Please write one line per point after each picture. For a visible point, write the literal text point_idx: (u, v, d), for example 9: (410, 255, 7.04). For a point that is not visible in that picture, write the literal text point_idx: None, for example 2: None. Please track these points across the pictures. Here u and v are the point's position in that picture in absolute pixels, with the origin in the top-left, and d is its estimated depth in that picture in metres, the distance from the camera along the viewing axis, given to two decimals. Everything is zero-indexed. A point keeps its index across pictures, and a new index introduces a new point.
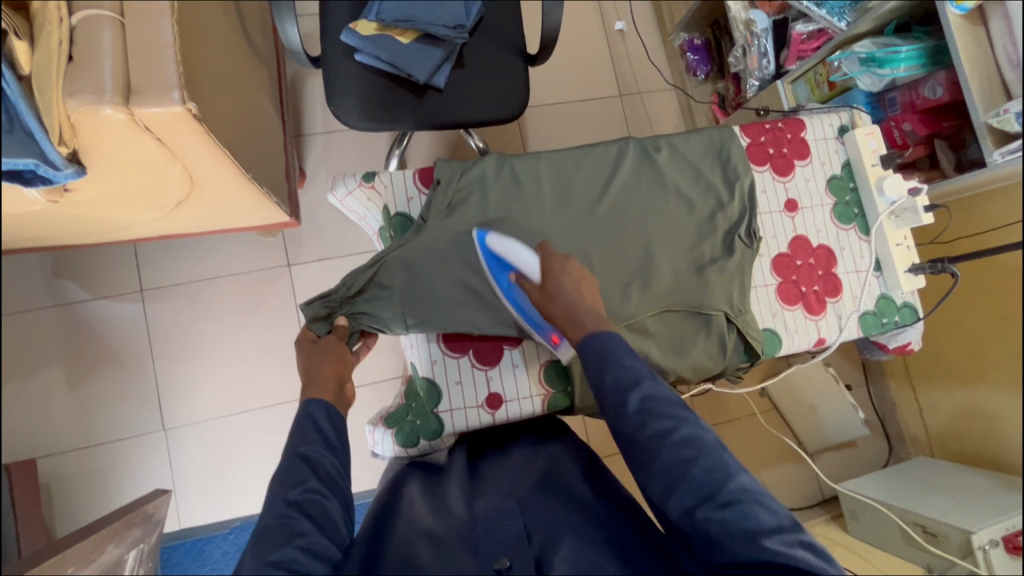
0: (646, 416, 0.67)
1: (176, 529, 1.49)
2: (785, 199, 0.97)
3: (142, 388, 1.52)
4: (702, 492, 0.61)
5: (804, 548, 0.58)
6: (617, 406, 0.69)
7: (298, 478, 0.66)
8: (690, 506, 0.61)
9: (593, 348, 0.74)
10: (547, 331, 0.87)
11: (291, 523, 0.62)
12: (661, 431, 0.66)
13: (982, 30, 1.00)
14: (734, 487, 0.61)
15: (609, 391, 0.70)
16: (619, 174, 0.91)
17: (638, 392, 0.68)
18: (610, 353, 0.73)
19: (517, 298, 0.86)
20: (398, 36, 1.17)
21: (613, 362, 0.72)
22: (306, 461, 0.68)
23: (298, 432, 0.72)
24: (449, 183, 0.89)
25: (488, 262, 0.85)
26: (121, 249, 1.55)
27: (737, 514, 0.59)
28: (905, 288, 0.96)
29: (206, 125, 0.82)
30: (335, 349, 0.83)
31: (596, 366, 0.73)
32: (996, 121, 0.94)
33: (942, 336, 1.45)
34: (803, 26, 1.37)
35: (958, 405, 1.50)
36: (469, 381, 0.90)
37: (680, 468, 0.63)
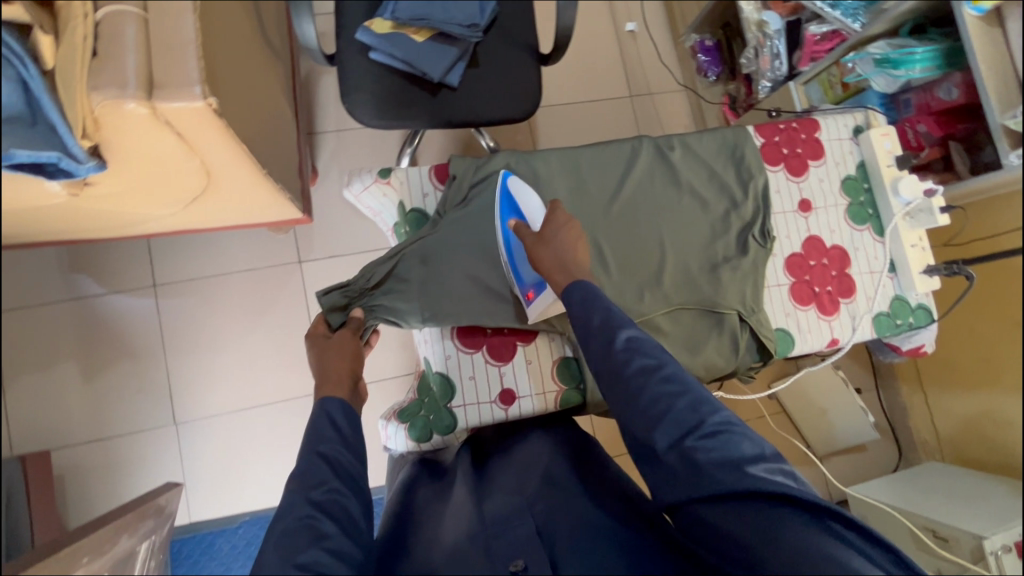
0: (631, 354, 0.69)
1: (186, 522, 1.50)
2: (799, 199, 0.97)
3: (154, 381, 1.53)
4: (688, 424, 0.63)
5: (783, 475, 0.61)
6: (603, 345, 0.71)
7: (318, 477, 0.66)
8: (677, 438, 0.63)
9: (581, 291, 0.76)
10: (526, 285, 0.87)
11: (314, 522, 0.62)
12: (645, 367, 0.68)
13: (998, 32, 1.00)
14: (717, 420, 0.64)
15: (597, 332, 0.72)
16: (633, 172, 0.91)
17: (624, 331, 0.71)
18: (597, 296, 0.76)
19: (510, 247, 0.86)
20: (413, 35, 1.18)
21: (599, 304, 0.74)
22: (325, 459, 0.69)
23: (316, 431, 0.72)
24: (464, 180, 0.90)
25: (502, 199, 0.87)
26: (135, 244, 1.56)
27: (723, 443, 0.62)
28: (920, 290, 0.95)
29: (225, 120, 0.83)
30: (349, 342, 0.84)
31: (583, 307, 0.75)
32: (1012, 122, 0.94)
33: (955, 339, 1.44)
34: (816, 28, 1.37)
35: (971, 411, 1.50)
36: (482, 377, 0.90)
37: (665, 402, 0.64)
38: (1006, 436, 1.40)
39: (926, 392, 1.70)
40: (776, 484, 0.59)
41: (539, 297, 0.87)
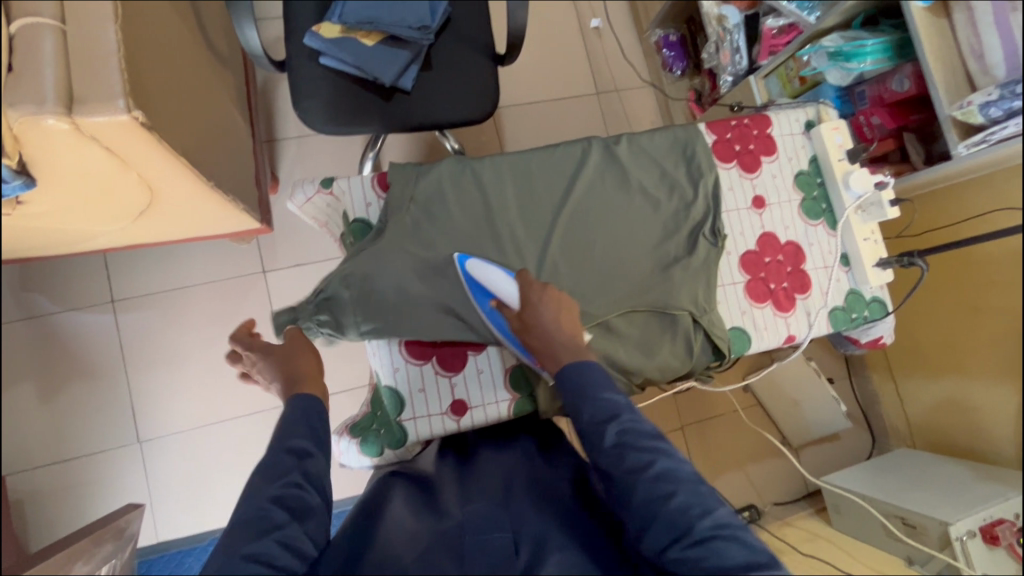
0: (623, 450, 0.67)
1: (152, 542, 1.46)
2: (753, 196, 0.97)
3: (117, 400, 1.49)
4: (677, 530, 0.61)
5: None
6: (593, 439, 0.69)
7: (283, 468, 0.65)
8: (664, 545, 0.61)
9: (572, 382, 0.73)
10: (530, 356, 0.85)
11: (268, 516, 0.61)
12: (638, 464, 0.65)
13: (945, 22, 1.00)
14: (708, 524, 0.61)
15: (586, 428, 0.70)
16: (583, 174, 0.89)
17: (615, 427, 0.68)
18: (586, 385, 0.72)
19: (500, 326, 0.85)
20: (362, 38, 1.15)
21: (591, 395, 0.71)
22: (290, 453, 0.67)
23: (286, 422, 0.70)
24: (403, 188, 0.85)
25: (469, 286, 0.84)
26: (90, 259, 1.52)
27: (712, 552, 0.59)
28: (874, 283, 0.96)
29: (157, 132, 0.80)
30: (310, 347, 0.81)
31: (576, 399, 0.72)
32: (959, 113, 0.94)
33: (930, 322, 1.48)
34: (773, 21, 1.37)
35: (949, 392, 1.50)
36: (432, 389, 0.88)
37: (654, 505, 0.63)
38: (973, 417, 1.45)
39: (896, 379, 1.72)
40: None
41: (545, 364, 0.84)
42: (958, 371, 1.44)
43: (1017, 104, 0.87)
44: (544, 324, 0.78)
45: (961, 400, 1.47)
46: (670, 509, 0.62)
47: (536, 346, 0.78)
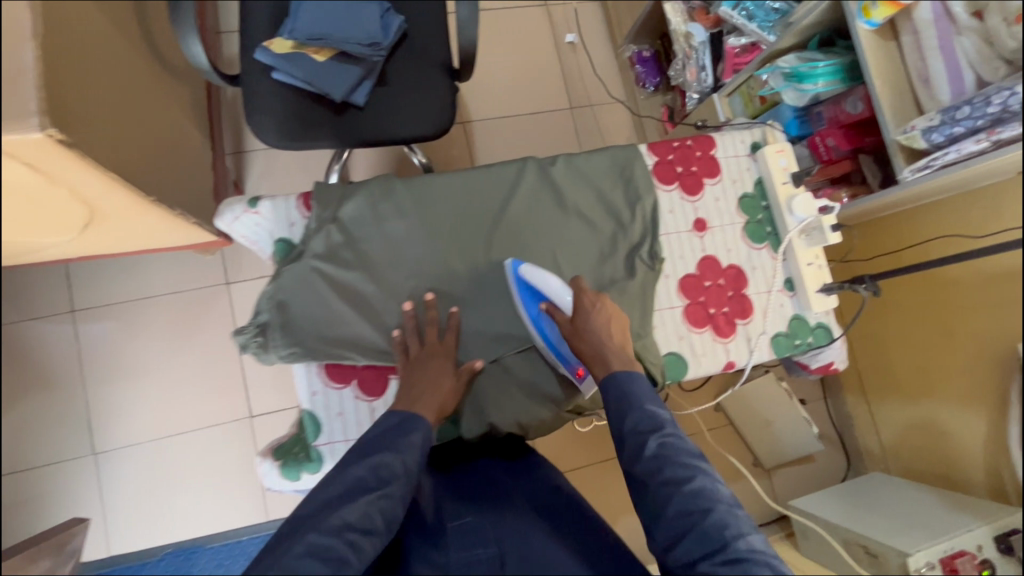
0: (662, 462, 0.67)
1: (104, 556, 1.45)
2: (693, 219, 0.95)
3: (74, 411, 1.48)
4: (710, 545, 0.62)
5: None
6: (633, 446, 0.70)
7: (386, 475, 0.67)
8: (695, 558, 0.62)
9: (616, 389, 0.75)
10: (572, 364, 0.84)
11: (368, 516, 0.63)
12: (676, 478, 0.66)
13: (893, 45, 0.99)
14: (743, 546, 0.61)
15: (626, 434, 0.71)
16: (516, 194, 0.88)
17: (656, 439, 0.69)
18: (634, 396, 0.73)
19: (546, 332, 0.84)
20: (313, 54, 1.14)
21: (636, 406, 0.72)
22: (380, 468, 0.67)
23: (388, 433, 0.72)
24: (323, 205, 0.82)
25: (521, 290, 0.84)
26: (52, 269, 1.51)
27: (746, 573, 0.59)
28: (817, 309, 0.94)
29: (80, 150, 0.79)
30: (446, 376, 0.81)
31: (618, 405, 0.74)
32: (903, 138, 0.93)
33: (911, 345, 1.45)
34: (735, 40, 1.36)
35: (927, 416, 1.46)
36: (351, 412, 0.82)
37: (688, 519, 0.63)
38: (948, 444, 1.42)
39: (869, 401, 1.69)
40: None
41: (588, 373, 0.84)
42: (940, 398, 1.40)
43: (957, 130, 0.85)
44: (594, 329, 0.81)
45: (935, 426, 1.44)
46: (708, 524, 0.62)
47: (586, 351, 0.79)
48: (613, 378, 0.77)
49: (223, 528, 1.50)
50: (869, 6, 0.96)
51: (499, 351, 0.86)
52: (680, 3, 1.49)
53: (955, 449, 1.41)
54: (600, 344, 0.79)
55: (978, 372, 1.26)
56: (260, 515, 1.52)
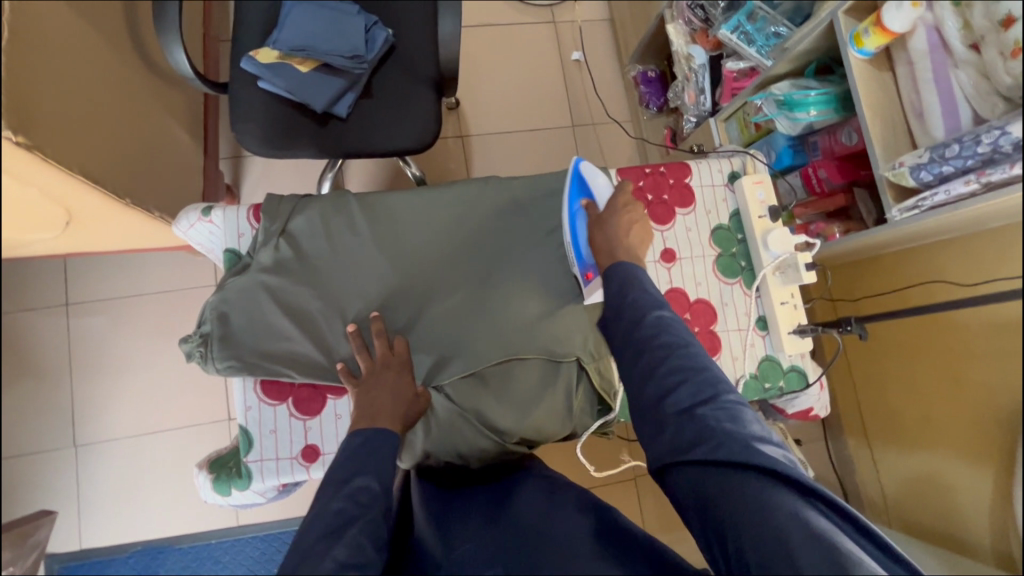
0: (660, 330, 0.73)
1: (76, 549, 1.46)
2: (662, 248, 0.92)
3: (59, 402, 1.51)
4: (702, 395, 0.66)
5: (784, 455, 0.63)
6: (633, 319, 0.74)
7: (366, 499, 0.64)
8: (689, 406, 0.66)
9: (623, 274, 0.79)
10: (586, 266, 0.86)
11: (359, 548, 0.59)
12: (672, 344, 0.71)
13: (889, 76, 0.94)
14: (730, 397, 0.66)
15: (628, 307, 0.75)
16: (472, 217, 0.88)
17: (656, 313, 0.74)
18: (637, 279, 0.79)
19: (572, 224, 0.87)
20: (297, 65, 1.16)
21: (640, 286, 0.77)
22: (357, 495, 0.63)
23: (359, 455, 0.68)
24: (275, 218, 0.83)
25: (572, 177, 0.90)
26: (51, 263, 1.56)
27: (733, 417, 0.64)
28: (789, 352, 0.89)
29: (42, 153, 0.80)
30: (405, 386, 0.79)
31: (621, 287, 0.78)
32: (892, 175, 0.87)
33: (914, 390, 1.34)
34: (734, 64, 1.31)
35: (929, 469, 1.34)
36: (284, 431, 0.82)
37: (682, 374, 0.68)
38: (948, 497, 1.30)
39: (871, 446, 1.58)
40: (780, 463, 0.61)
41: (598, 277, 0.85)
42: (946, 451, 1.26)
43: (946, 169, 0.80)
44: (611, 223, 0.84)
45: (935, 481, 1.34)
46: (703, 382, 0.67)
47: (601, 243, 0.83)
48: (618, 268, 0.81)
49: (192, 531, 1.50)
50: (860, 35, 0.91)
51: (442, 374, 0.83)
52: (683, 25, 1.44)
53: (958, 501, 1.27)
54: (613, 235, 0.83)
55: (982, 429, 1.12)
56: (230, 520, 1.52)
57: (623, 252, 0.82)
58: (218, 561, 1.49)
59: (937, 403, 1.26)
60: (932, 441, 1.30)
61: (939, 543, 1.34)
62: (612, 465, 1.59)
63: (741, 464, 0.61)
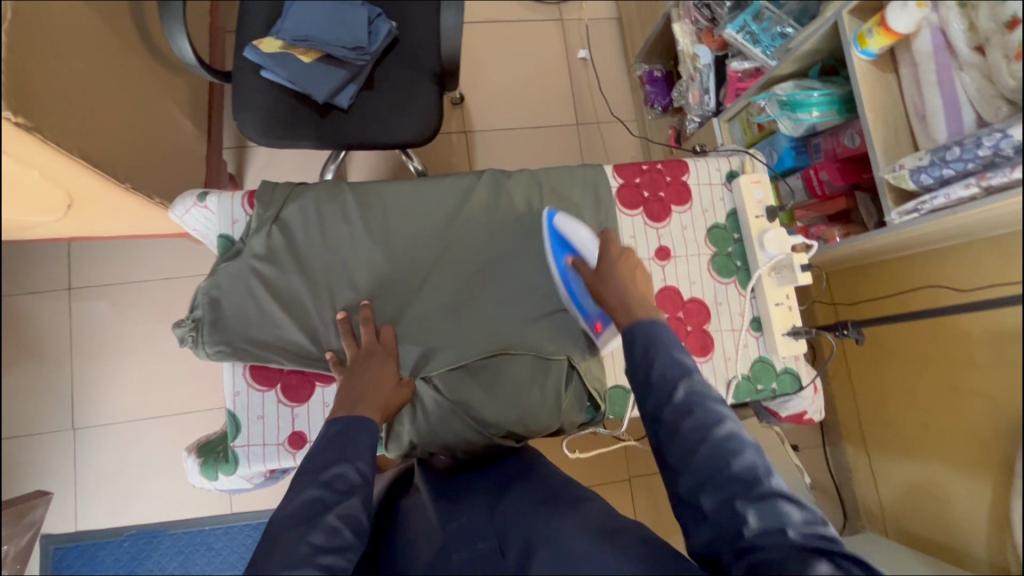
0: (691, 407, 0.68)
1: (71, 531, 1.48)
2: (656, 246, 0.92)
3: (59, 385, 1.52)
4: (739, 484, 0.63)
5: (834, 548, 0.60)
6: (658, 394, 0.70)
7: (345, 487, 0.64)
8: (726, 496, 0.63)
9: (644, 336, 0.74)
10: (593, 318, 0.85)
11: (337, 533, 0.60)
12: (704, 423, 0.67)
13: (893, 77, 0.93)
14: (771, 485, 0.63)
15: (653, 381, 0.71)
16: (465, 210, 0.87)
17: (683, 388, 0.69)
18: (663, 343, 0.73)
19: (569, 284, 0.85)
20: (300, 55, 1.16)
21: (665, 352, 0.72)
22: (336, 482, 0.64)
23: (348, 444, 0.68)
24: (269, 204, 0.83)
25: (551, 237, 0.85)
26: (54, 247, 1.57)
27: (772, 508, 0.62)
28: (782, 354, 0.88)
29: (41, 134, 0.81)
30: (390, 375, 0.79)
31: (645, 351, 0.73)
32: (891, 177, 0.86)
33: (913, 396, 1.31)
34: (738, 64, 1.30)
35: (927, 478, 1.32)
36: (272, 417, 0.82)
37: (719, 461, 0.64)
38: (946, 511, 1.28)
39: (869, 453, 1.56)
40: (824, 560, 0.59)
41: (607, 327, 0.85)
42: (943, 463, 1.24)
43: (946, 172, 0.79)
44: (616, 280, 0.81)
45: (931, 491, 1.32)
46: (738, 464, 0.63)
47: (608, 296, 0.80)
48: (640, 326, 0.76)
49: (186, 516, 1.51)
50: (864, 35, 0.90)
51: (430, 365, 0.83)
52: (688, 24, 1.44)
53: (955, 518, 1.26)
54: (622, 289, 0.80)
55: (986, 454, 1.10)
56: (223, 508, 1.53)
57: (639, 309, 0.78)
58: (210, 547, 1.50)
59: (937, 419, 1.23)
60: (930, 451, 1.29)
61: (936, 553, 1.33)
62: (605, 465, 1.58)
63: (790, 567, 0.57)
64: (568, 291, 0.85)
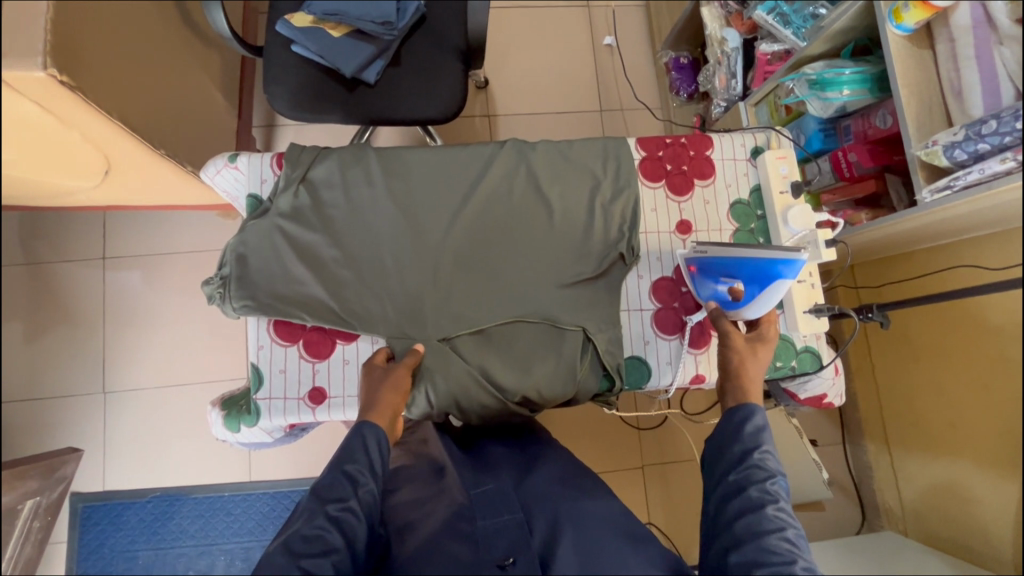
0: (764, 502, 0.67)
1: (99, 490, 1.53)
2: (678, 219, 0.93)
3: (92, 351, 1.58)
4: None
5: None
6: (748, 472, 0.70)
7: (332, 494, 0.67)
8: None
9: (757, 420, 0.74)
10: (701, 268, 0.85)
11: (320, 539, 0.62)
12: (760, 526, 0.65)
13: (928, 53, 0.91)
14: None
15: (744, 463, 0.71)
16: (486, 178, 0.90)
17: (775, 484, 0.68)
18: (760, 437, 0.72)
19: (729, 265, 0.81)
20: (329, 29, 1.18)
21: (760, 445, 0.72)
22: (324, 490, 0.67)
23: (347, 449, 0.71)
24: (296, 166, 0.88)
25: (773, 264, 0.77)
26: (91, 217, 1.63)
27: None
28: (803, 330, 0.87)
29: (80, 92, 0.84)
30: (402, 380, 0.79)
31: (743, 436, 0.73)
32: (924, 154, 0.84)
33: (939, 393, 1.27)
34: (768, 46, 1.28)
35: (952, 479, 1.29)
36: (293, 372, 0.86)
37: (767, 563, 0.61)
38: (970, 509, 1.25)
39: (892, 453, 1.52)
40: None
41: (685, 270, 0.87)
42: (969, 458, 1.20)
43: (981, 147, 0.77)
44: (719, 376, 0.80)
45: (954, 492, 1.29)
46: (792, 569, 0.61)
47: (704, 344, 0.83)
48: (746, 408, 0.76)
49: (206, 482, 1.56)
50: (900, 9, 0.87)
51: (448, 325, 0.86)
52: (718, 8, 1.42)
53: (980, 518, 1.21)
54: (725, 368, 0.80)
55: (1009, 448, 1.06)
56: (243, 475, 1.57)
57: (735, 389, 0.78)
58: (230, 512, 1.55)
59: (952, 413, 1.24)
60: (950, 448, 1.27)
61: (955, 553, 1.31)
62: (618, 450, 1.58)
63: None
64: (727, 260, 0.81)
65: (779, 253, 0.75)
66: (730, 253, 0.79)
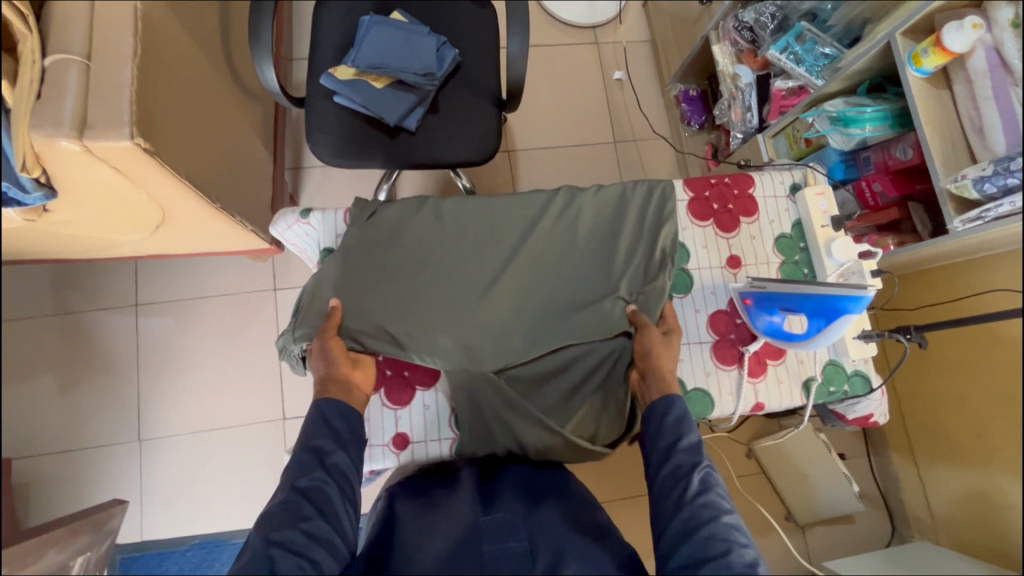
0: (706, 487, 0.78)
1: (138, 540, 1.51)
2: (727, 255, 0.99)
3: (126, 399, 1.58)
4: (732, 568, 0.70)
5: None
6: (682, 461, 0.81)
7: (301, 470, 0.79)
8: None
9: (677, 410, 0.85)
10: (758, 304, 0.90)
11: (293, 512, 0.74)
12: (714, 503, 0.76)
13: (946, 93, 0.99)
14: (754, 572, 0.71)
15: (681, 451, 0.81)
16: (543, 222, 0.96)
17: (700, 472, 0.79)
18: (691, 422, 0.84)
19: (787, 301, 0.87)
20: (373, 81, 1.24)
21: (692, 430, 0.83)
22: (297, 466, 0.79)
23: (313, 428, 0.83)
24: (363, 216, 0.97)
25: (835, 303, 0.82)
26: (123, 265, 1.64)
27: None
28: (854, 356, 0.92)
29: (159, 158, 0.88)
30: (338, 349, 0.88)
31: (675, 426, 0.84)
32: (954, 187, 0.91)
33: (964, 407, 1.32)
34: (782, 83, 1.36)
35: (981, 489, 1.32)
36: (377, 421, 0.94)
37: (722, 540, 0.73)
38: (1002, 520, 1.28)
39: (918, 463, 1.56)
40: None
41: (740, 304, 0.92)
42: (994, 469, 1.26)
43: (1010, 182, 0.84)
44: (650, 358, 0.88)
45: (983, 500, 1.33)
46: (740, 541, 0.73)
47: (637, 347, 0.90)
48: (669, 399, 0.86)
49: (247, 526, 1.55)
50: (920, 55, 0.95)
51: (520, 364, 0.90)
52: (728, 46, 1.50)
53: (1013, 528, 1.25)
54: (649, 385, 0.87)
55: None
56: None
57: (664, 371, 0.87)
58: None
59: (973, 426, 1.30)
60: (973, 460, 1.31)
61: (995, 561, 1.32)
62: None
63: None
64: (785, 296, 0.86)
65: (847, 291, 0.80)
66: (790, 290, 0.85)
